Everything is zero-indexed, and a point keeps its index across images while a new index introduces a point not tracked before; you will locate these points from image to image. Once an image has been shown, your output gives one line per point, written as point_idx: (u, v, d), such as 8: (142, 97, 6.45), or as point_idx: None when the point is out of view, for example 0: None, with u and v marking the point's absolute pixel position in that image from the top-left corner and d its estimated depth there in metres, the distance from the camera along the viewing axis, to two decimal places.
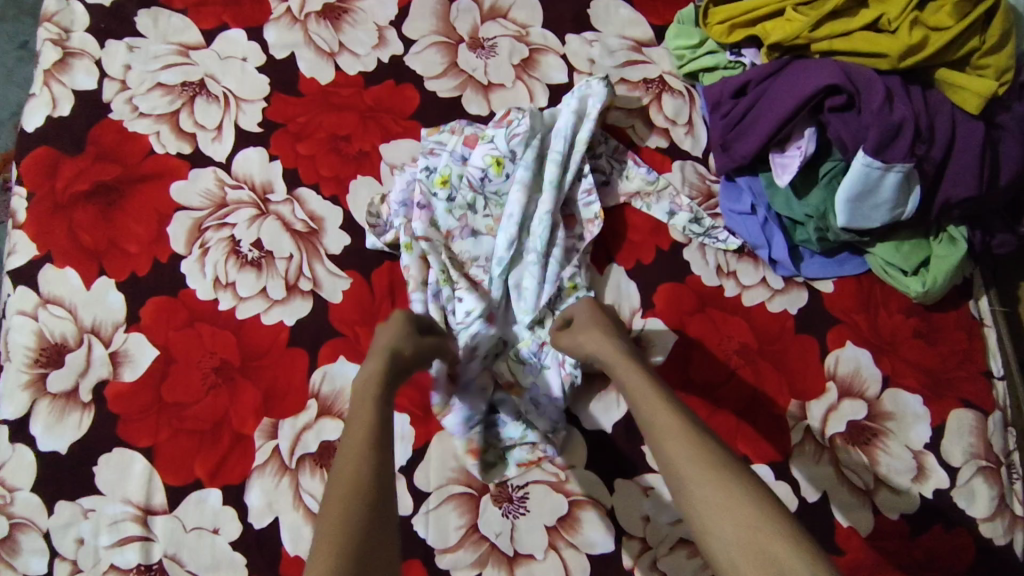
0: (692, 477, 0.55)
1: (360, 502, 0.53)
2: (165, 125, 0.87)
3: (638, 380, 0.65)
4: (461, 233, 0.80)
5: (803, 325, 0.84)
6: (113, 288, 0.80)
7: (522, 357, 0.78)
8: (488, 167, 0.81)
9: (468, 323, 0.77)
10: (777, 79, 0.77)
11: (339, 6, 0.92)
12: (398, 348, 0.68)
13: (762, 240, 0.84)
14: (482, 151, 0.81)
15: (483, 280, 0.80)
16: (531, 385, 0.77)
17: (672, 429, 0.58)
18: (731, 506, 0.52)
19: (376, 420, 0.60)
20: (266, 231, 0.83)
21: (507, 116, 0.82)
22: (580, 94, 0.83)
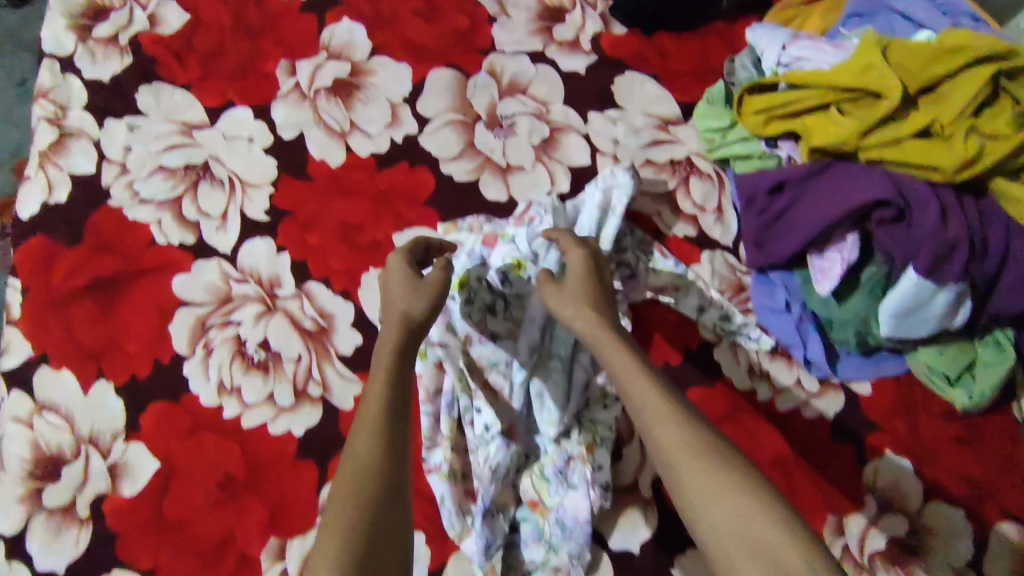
0: (681, 464, 0.50)
1: (366, 494, 0.48)
2: (167, 213, 0.82)
3: (621, 355, 0.58)
4: (480, 337, 0.74)
5: (838, 431, 0.80)
6: (112, 393, 0.76)
7: (546, 475, 0.74)
8: (508, 269, 0.75)
9: (487, 439, 0.73)
10: (820, 180, 0.71)
11: (350, 82, 0.87)
12: (408, 312, 0.62)
13: (796, 340, 0.80)
14: (502, 251, 0.76)
15: (504, 390, 0.74)
16: (557, 506, 0.73)
17: (660, 414, 0.53)
18: (723, 494, 0.48)
19: (389, 395, 0.55)
20: (274, 330, 0.79)
21: (527, 211, 0.78)
22: (605, 184, 0.78)
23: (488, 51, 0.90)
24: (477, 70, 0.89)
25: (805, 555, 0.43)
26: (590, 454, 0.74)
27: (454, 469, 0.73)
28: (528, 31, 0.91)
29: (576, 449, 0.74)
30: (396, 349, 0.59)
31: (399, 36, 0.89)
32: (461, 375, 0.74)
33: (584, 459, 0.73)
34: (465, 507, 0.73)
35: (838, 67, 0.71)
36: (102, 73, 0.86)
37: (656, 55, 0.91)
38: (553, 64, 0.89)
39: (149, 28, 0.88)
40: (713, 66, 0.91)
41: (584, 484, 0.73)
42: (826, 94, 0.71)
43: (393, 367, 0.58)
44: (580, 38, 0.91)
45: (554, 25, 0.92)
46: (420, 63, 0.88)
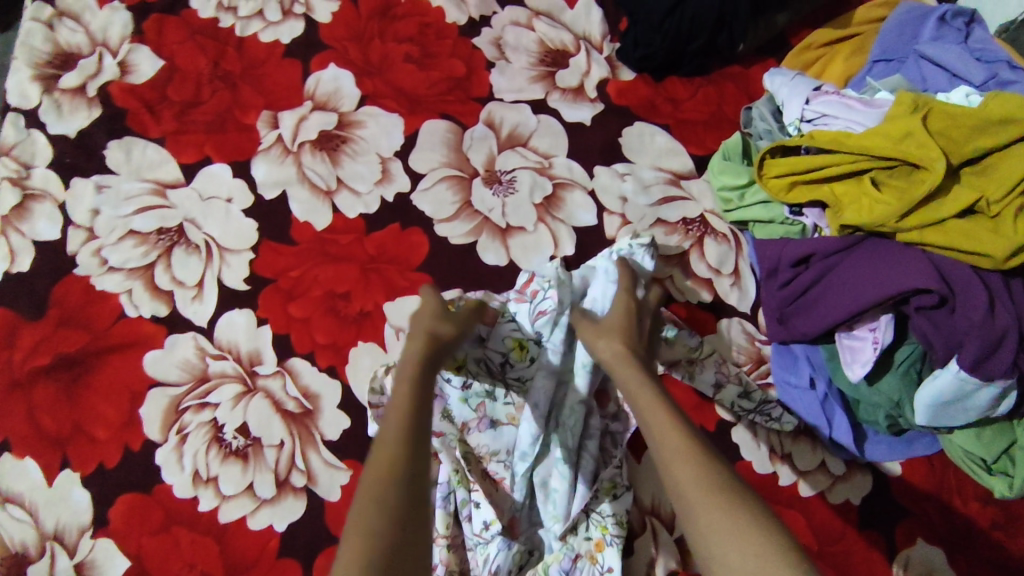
0: (700, 504, 0.46)
1: (388, 511, 0.44)
2: (138, 282, 0.76)
3: (643, 386, 0.56)
4: (479, 424, 0.69)
5: (866, 518, 0.74)
6: (77, 484, 0.70)
7: (549, 573, 0.69)
8: (510, 352, 0.69)
9: (486, 538, 0.67)
10: (850, 256, 0.65)
11: (337, 135, 0.81)
12: (437, 331, 0.59)
13: (821, 421, 0.73)
14: (502, 332, 0.69)
15: (505, 480, 0.69)
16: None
17: (677, 450, 0.50)
18: (750, 543, 0.44)
19: (417, 406, 0.51)
20: (254, 412, 0.72)
21: (528, 286, 0.72)
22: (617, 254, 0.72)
23: (485, 100, 0.83)
24: (474, 121, 0.82)
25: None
26: (598, 552, 0.69)
27: (455, 568, 0.68)
28: (528, 78, 0.85)
29: (582, 544, 0.70)
30: (423, 358, 0.56)
31: (390, 85, 0.83)
32: (458, 467, 0.69)
33: (592, 557, 0.69)
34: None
35: (873, 132, 0.65)
36: (69, 128, 0.80)
37: (666, 102, 0.85)
38: (556, 114, 0.83)
39: (120, 77, 0.82)
40: (727, 114, 0.85)
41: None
42: (859, 162, 0.65)
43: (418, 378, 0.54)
44: (585, 84, 0.85)
45: (556, 70, 0.85)
46: (412, 114, 0.82)
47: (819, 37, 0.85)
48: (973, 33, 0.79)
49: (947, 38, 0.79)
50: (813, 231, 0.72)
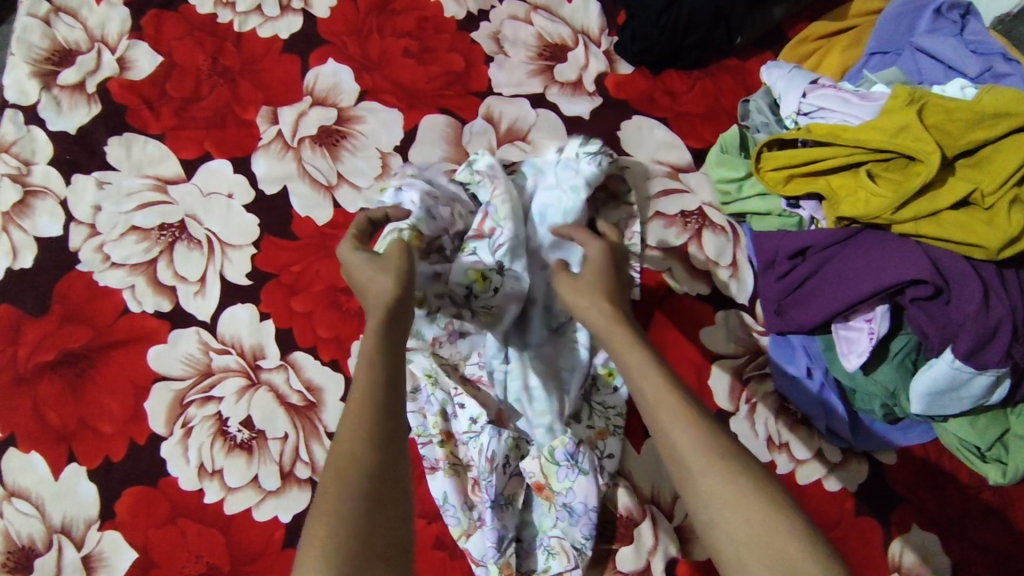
0: (702, 471, 0.47)
1: (360, 488, 0.43)
2: (140, 277, 0.76)
3: (636, 354, 0.56)
4: (449, 338, 0.72)
5: (862, 505, 0.75)
6: (84, 478, 0.71)
7: (554, 457, 0.69)
8: (472, 283, 0.69)
9: (477, 431, 0.70)
10: (848, 248, 0.66)
11: (336, 130, 0.81)
12: (384, 291, 0.55)
13: (818, 409, 0.75)
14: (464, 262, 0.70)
15: (483, 379, 0.73)
16: (565, 491, 0.69)
17: (677, 414, 0.50)
18: (742, 502, 0.46)
19: (378, 370, 0.49)
20: (257, 405, 0.73)
21: (483, 218, 0.72)
22: (566, 167, 0.76)
23: (484, 94, 0.84)
24: (473, 115, 0.83)
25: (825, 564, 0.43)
26: (600, 441, 0.72)
27: (453, 465, 0.71)
28: (527, 72, 0.85)
29: (582, 433, 0.72)
30: (379, 322, 0.53)
31: (388, 80, 0.84)
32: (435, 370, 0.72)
33: (593, 444, 0.71)
34: (468, 501, 0.70)
35: (869, 126, 0.66)
36: (69, 124, 0.80)
37: (664, 95, 0.85)
38: (554, 108, 0.84)
39: (119, 73, 0.82)
40: (725, 107, 0.85)
41: (594, 469, 0.70)
42: (856, 154, 0.66)
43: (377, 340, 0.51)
44: (583, 78, 0.85)
45: (555, 64, 0.86)
46: (411, 109, 0.83)
47: (817, 29, 0.86)
48: (968, 26, 0.79)
49: (943, 31, 0.80)
50: (810, 223, 0.73)
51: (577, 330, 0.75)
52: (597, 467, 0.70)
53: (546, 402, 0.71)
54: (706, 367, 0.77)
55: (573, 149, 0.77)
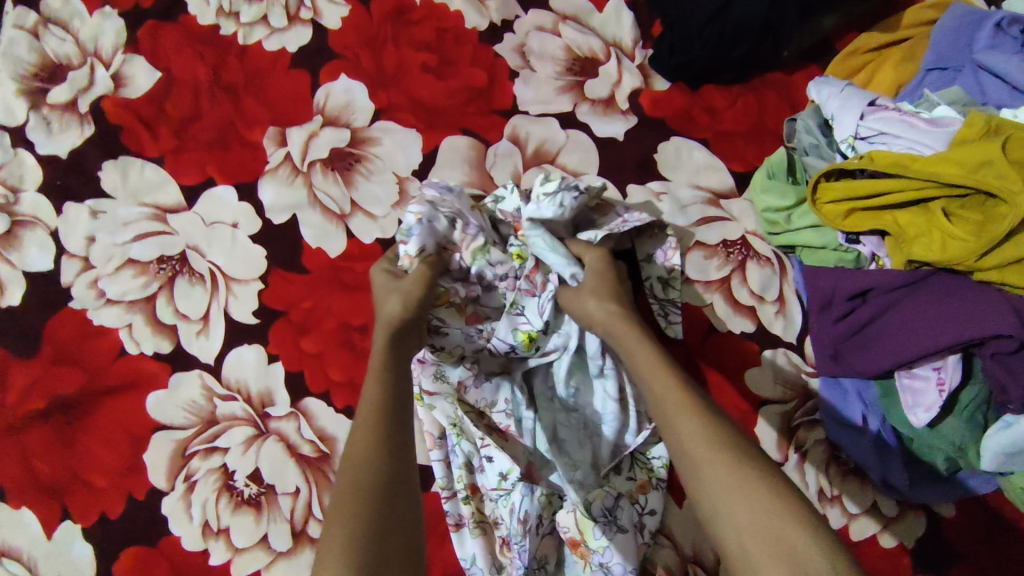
0: (708, 462, 0.48)
1: (369, 493, 0.48)
2: (138, 315, 0.70)
3: (647, 352, 0.57)
4: (476, 380, 0.66)
5: (920, 563, 0.69)
6: (79, 537, 0.65)
7: (592, 513, 0.63)
8: (517, 343, 0.64)
9: (507, 489, 0.64)
10: (918, 292, 0.61)
11: (349, 153, 0.75)
12: (394, 312, 0.59)
13: (874, 463, 0.68)
14: (509, 321, 0.64)
15: (512, 429, 0.65)
16: (602, 550, 0.63)
17: (685, 409, 0.51)
18: (744, 491, 0.46)
19: (386, 390, 0.55)
20: (266, 457, 0.67)
21: (536, 271, 0.65)
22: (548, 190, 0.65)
23: (509, 112, 0.77)
24: (497, 136, 0.76)
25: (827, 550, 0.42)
26: (640, 494, 0.67)
27: (479, 523, 0.65)
28: (555, 88, 0.79)
29: (624, 485, 0.67)
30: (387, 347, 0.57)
31: (405, 97, 0.77)
32: (457, 417, 0.66)
33: (633, 498, 0.67)
34: (498, 563, 0.64)
35: (942, 158, 0.60)
36: (60, 147, 0.74)
37: (703, 113, 0.79)
38: (585, 128, 0.77)
39: (113, 90, 0.76)
40: (769, 126, 0.79)
41: (633, 528, 0.65)
42: (928, 188, 0.60)
43: (385, 361, 0.57)
44: (615, 94, 0.79)
45: (585, 79, 0.79)
46: (430, 129, 0.76)
47: (867, 41, 0.79)
48: None
49: (1004, 47, 0.72)
50: (870, 260, 0.68)
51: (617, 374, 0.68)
52: (639, 525, 0.66)
53: (578, 454, 0.67)
54: (753, 414, 0.71)
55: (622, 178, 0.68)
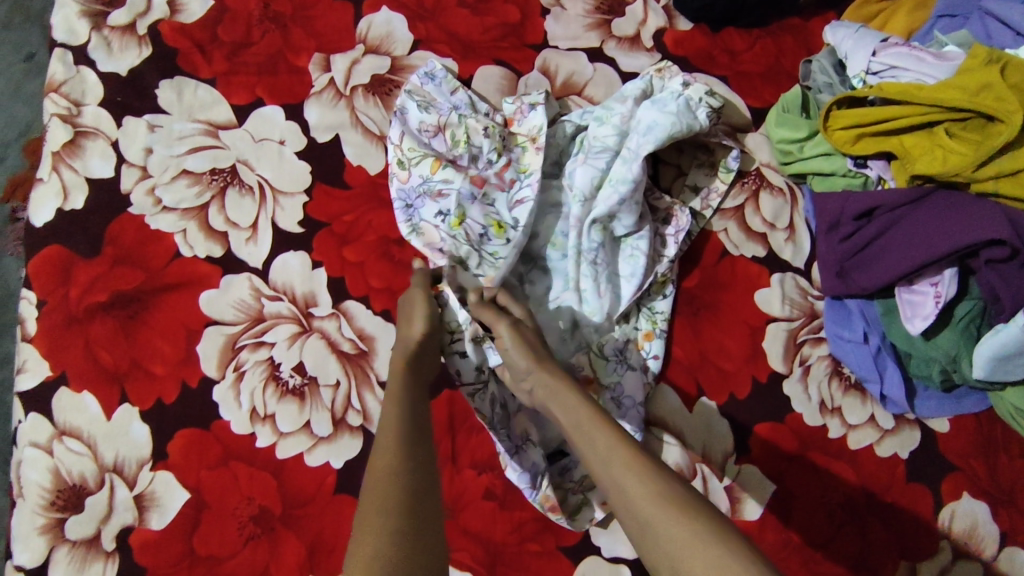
0: (652, 516, 0.48)
1: (397, 502, 0.49)
2: (193, 222, 0.75)
3: (575, 413, 0.57)
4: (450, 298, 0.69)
5: (914, 471, 0.75)
6: (137, 419, 0.71)
7: (603, 353, 0.73)
8: (488, 228, 0.72)
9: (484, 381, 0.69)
10: (918, 209, 0.66)
11: (390, 79, 0.80)
12: (411, 335, 0.64)
13: (873, 374, 0.74)
14: (481, 208, 0.72)
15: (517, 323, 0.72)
16: (614, 384, 0.72)
17: (619, 459, 0.52)
18: (694, 542, 0.45)
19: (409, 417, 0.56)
20: (310, 352, 0.72)
21: (506, 169, 0.74)
22: (683, 105, 0.74)
23: (540, 46, 0.82)
24: (529, 67, 0.81)
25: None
26: (645, 342, 0.74)
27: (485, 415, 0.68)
28: (584, 25, 0.83)
29: (632, 332, 0.74)
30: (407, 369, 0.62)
31: (443, 30, 0.82)
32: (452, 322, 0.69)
33: (639, 345, 0.74)
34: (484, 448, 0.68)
35: (946, 84, 0.65)
36: (119, 66, 0.79)
37: (724, 54, 0.83)
38: (612, 63, 0.82)
39: (170, 16, 0.81)
40: (785, 68, 0.84)
41: (641, 368, 0.73)
42: (931, 113, 0.66)
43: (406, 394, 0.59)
44: (641, 33, 0.83)
45: (612, 18, 0.84)
46: (466, 60, 0.81)
47: None
48: None
49: None
50: (876, 184, 0.72)
51: (633, 238, 0.75)
52: (645, 366, 0.73)
53: (597, 304, 0.72)
54: (761, 330, 0.76)
55: (676, 88, 0.76)
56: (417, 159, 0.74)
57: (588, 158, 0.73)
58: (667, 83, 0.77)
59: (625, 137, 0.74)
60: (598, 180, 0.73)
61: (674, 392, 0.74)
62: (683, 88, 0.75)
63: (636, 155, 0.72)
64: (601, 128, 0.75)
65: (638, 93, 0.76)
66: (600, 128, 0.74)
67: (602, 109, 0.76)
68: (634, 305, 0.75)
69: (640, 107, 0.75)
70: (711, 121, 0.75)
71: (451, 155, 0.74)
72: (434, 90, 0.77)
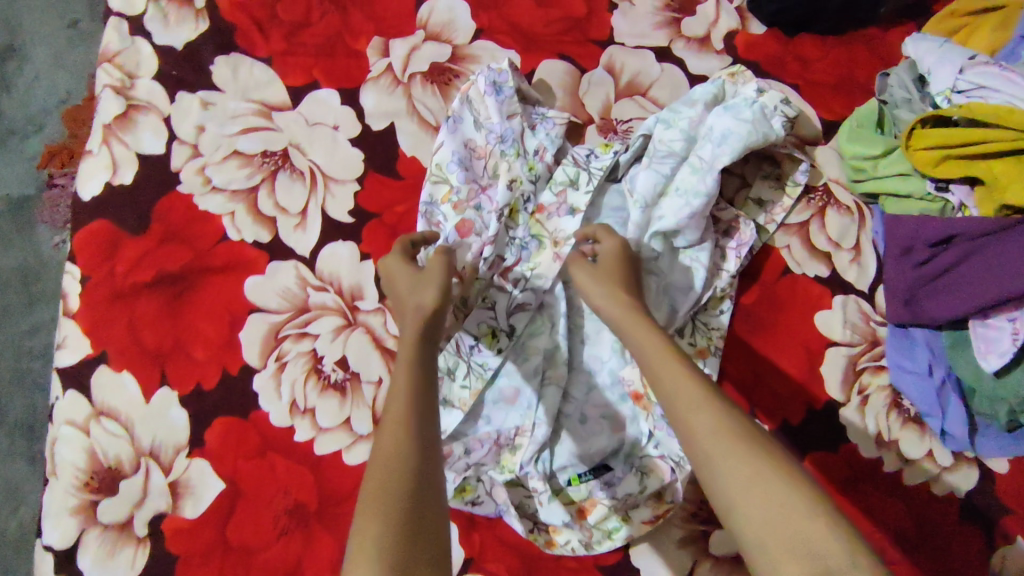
0: (718, 452, 0.47)
1: (407, 456, 0.45)
2: (241, 204, 0.74)
3: (656, 345, 0.55)
4: None
5: (968, 513, 0.71)
6: (175, 403, 0.70)
7: None
8: (480, 338, 0.69)
9: (481, 475, 0.69)
10: (1002, 240, 0.62)
11: (449, 68, 0.78)
12: (424, 303, 0.58)
13: (935, 409, 0.71)
14: (477, 314, 0.69)
15: (539, 361, 0.70)
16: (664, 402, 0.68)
17: (700, 402, 0.50)
18: (760, 485, 0.45)
19: (421, 369, 0.52)
20: (353, 346, 0.71)
21: (513, 267, 0.70)
22: (759, 113, 0.71)
23: (606, 43, 0.79)
24: (593, 64, 0.78)
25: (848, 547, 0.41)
26: (700, 359, 0.71)
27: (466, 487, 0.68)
28: (652, 23, 0.80)
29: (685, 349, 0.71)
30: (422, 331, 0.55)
31: (505, 20, 0.80)
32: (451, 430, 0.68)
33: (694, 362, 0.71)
34: (464, 497, 0.68)
35: None
36: (175, 39, 0.77)
37: (796, 61, 0.80)
38: (680, 64, 0.79)
39: None
40: (860, 80, 0.80)
41: None
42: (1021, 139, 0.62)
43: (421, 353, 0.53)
44: (712, 34, 0.80)
45: (683, 17, 0.80)
46: (528, 52, 0.78)
47: (965, 4, 0.79)
48: None
49: None
50: (957, 209, 0.68)
51: (693, 250, 0.72)
52: None
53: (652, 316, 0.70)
54: (819, 354, 0.73)
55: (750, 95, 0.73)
56: (439, 178, 0.72)
57: (652, 161, 0.71)
58: (742, 89, 0.74)
59: (693, 143, 0.71)
60: (661, 188, 0.71)
61: None
62: (756, 95, 0.72)
63: (703, 165, 0.70)
64: (667, 131, 0.71)
65: (709, 98, 0.72)
66: (667, 131, 0.71)
67: (670, 112, 0.72)
68: (689, 319, 0.72)
69: (711, 112, 0.72)
70: (785, 130, 0.72)
71: (496, 159, 0.72)
72: (493, 105, 0.72)
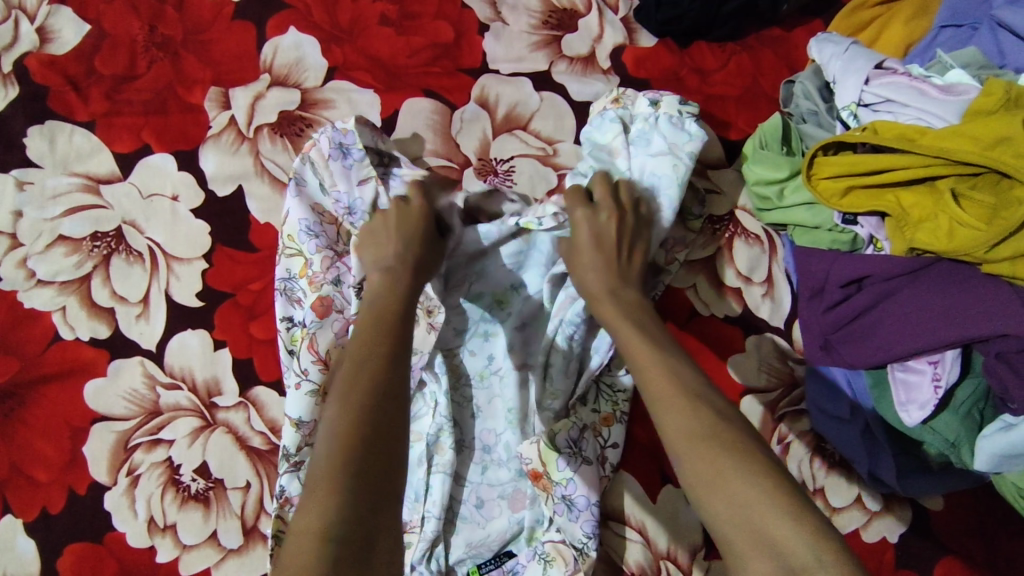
0: (682, 448, 0.43)
1: (367, 396, 0.43)
2: (73, 297, 0.64)
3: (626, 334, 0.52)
4: None
5: (904, 559, 0.66)
6: (20, 533, 0.61)
7: (556, 445, 0.61)
8: None
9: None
10: (917, 281, 0.56)
11: (300, 117, 0.68)
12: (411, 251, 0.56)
13: (862, 456, 0.64)
14: None
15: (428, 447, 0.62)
16: (565, 482, 0.61)
17: (664, 394, 0.46)
18: (723, 476, 0.41)
19: (395, 322, 0.50)
20: (213, 450, 0.63)
21: None
22: (668, 128, 0.64)
23: (478, 71, 0.70)
24: (464, 98, 0.70)
25: (812, 542, 0.37)
26: (604, 427, 0.65)
27: None
28: (528, 44, 0.71)
29: (588, 418, 0.65)
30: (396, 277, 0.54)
31: (363, 53, 0.70)
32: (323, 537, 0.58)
33: (597, 431, 0.64)
34: None
35: (954, 131, 0.54)
36: None
37: (692, 75, 0.72)
38: (561, 91, 0.70)
39: (39, 47, 0.69)
40: (764, 89, 0.72)
41: (596, 460, 0.63)
42: (934, 166, 0.55)
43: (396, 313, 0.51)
44: (596, 52, 0.72)
45: (563, 34, 0.72)
46: (390, 91, 0.69)
47: None
48: None
49: None
50: (867, 242, 0.61)
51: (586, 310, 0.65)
52: (601, 458, 0.64)
53: (561, 384, 0.64)
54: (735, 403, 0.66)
55: (648, 110, 0.65)
56: (293, 250, 0.63)
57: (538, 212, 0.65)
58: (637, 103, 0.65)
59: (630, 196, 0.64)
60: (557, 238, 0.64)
61: (637, 482, 0.66)
62: (653, 108, 0.64)
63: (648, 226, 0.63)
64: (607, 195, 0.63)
65: (618, 136, 0.64)
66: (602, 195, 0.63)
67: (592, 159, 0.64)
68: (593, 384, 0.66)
69: (631, 152, 0.64)
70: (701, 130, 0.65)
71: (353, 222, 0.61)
72: (337, 171, 0.61)
